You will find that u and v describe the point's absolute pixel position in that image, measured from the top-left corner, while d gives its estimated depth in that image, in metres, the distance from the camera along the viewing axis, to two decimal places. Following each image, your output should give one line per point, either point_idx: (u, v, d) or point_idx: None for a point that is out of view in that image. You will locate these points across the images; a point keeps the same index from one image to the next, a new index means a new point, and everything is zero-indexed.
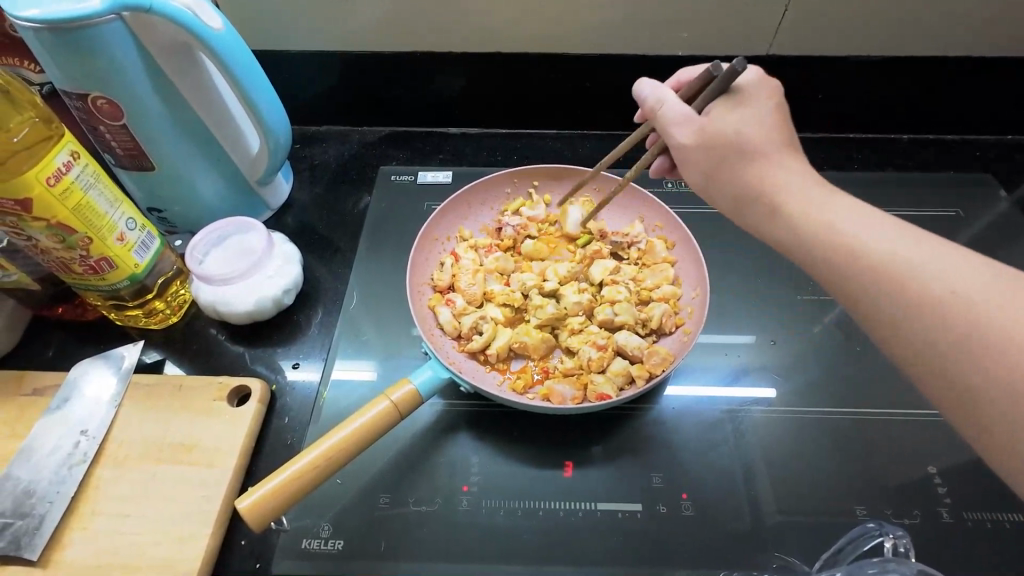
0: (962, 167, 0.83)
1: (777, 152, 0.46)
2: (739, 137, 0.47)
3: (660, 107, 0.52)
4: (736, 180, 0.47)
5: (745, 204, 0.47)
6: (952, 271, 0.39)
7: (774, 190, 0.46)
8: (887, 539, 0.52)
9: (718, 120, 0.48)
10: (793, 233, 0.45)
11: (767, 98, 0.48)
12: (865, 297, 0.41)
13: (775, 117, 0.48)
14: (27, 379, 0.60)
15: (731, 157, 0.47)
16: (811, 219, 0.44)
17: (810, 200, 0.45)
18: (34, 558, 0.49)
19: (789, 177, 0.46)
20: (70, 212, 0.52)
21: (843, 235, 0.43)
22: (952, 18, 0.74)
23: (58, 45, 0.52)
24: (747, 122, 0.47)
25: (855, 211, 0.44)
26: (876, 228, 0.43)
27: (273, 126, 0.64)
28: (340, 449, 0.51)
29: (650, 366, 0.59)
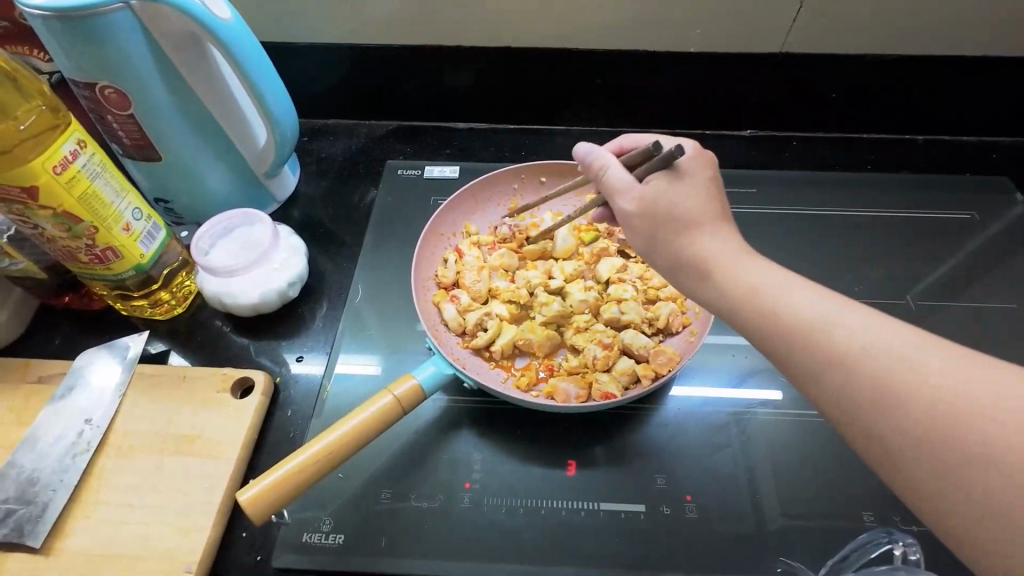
0: (980, 170, 0.82)
1: (709, 223, 0.45)
2: (676, 211, 0.45)
3: (605, 170, 0.48)
4: (671, 252, 0.45)
5: (678, 271, 0.46)
6: (880, 337, 0.36)
7: (705, 257, 0.44)
8: (896, 546, 0.51)
9: (658, 194, 0.45)
10: (725, 296, 0.43)
11: (702, 173, 0.47)
12: (793, 362, 0.39)
13: (710, 194, 0.46)
14: (33, 366, 0.60)
15: (666, 232, 0.45)
16: (740, 285, 0.42)
17: (741, 267, 0.43)
18: (37, 545, 0.50)
19: (720, 245, 0.44)
20: (76, 201, 0.52)
21: (770, 301, 0.40)
22: (969, 17, 0.73)
23: (67, 33, 0.52)
24: (685, 198, 0.45)
25: (785, 276, 0.42)
26: (803, 295, 0.40)
27: (280, 116, 0.63)
28: (342, 443, 0.50)
29: (656, 366, 0.59)
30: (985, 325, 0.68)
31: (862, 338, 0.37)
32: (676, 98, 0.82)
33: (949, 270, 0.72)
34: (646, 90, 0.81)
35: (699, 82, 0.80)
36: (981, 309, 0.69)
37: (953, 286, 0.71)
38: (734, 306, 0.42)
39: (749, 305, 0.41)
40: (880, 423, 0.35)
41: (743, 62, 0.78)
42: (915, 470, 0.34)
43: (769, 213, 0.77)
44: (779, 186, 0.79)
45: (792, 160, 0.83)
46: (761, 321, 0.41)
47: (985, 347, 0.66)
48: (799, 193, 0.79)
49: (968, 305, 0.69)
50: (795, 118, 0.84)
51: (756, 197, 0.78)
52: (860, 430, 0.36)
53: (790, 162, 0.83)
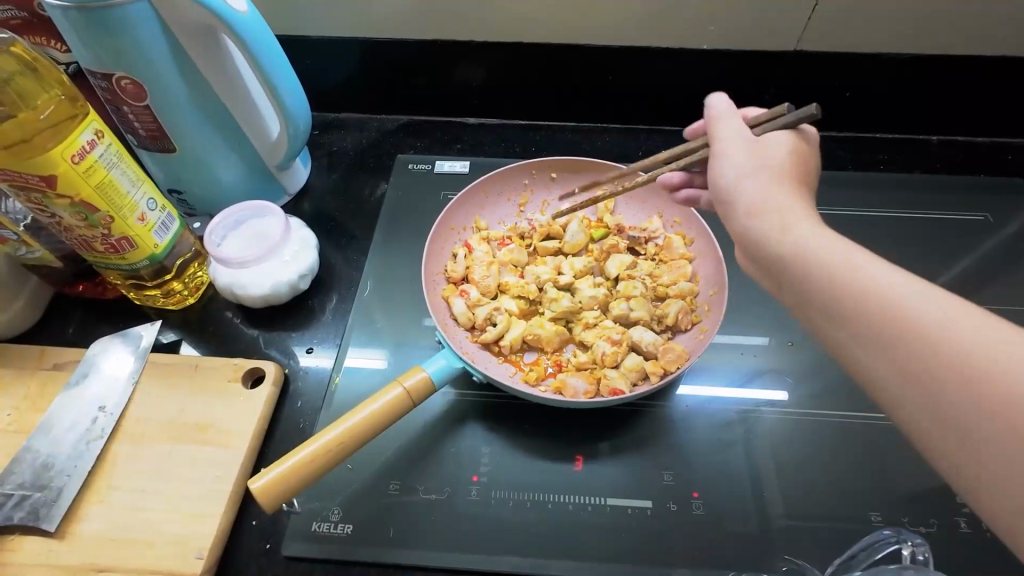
0: (994, 172, 0.81)
1: (799, 184, 0.45)
2: (779, 156, 0.46)
3: (726, 119, 0.50)
4: (760, 190, 0.44)
5: (753, 216, 0.44)
6: (956, 318, 0.34)
7: (781, 212, 0.43)
8: (904, 546, 0.51)
9: (765, 143, 0.47)
10: (791, 261, 0.41)
11: (810, 150, 0.48)
12: (856, 341, 0.37)
13: (810, 167, 0.47)
14: (48, 354, 0.61)
15: (765, 172, 0.45)
16: (810, 250, 0.40)
17: (813, 234, 0.41)
18: (52, 529, 0.50)
19: (796, 207, 0.43)
20: (93, 190, 0.52)
21: (836, 271, 0.39)
22: (989, 16, 0.72)
23: (85, 24, 0.52)
24: (788, 152, 0.46)
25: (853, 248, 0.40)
26: (873, 267, 0.38)
27: (293, 111, 0.63)
28: (352, 434, 0.51)
29: (664, 363, 0.59)
30: None
31: (935, 319, 0.35)
32: (687, 95, 0.82)
33: (961, 272, 0.72)
34: (657, 87, 0.81)
35: (712, 79, 0.79)
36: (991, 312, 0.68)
37: (965, 288, 0.71)
38: (800, 273, 0.40)
39: (816, 274, 0.39)
40: (952, 408, 0.33)
41: (755, 59, 0.77)
42: (988, 459, 0.32)
43: None
44: None
45: None
46: (824, 294, 0.39)
47: None
48: None
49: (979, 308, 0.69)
50: None
51: None
52: (924, 415, 0.35)
53: None
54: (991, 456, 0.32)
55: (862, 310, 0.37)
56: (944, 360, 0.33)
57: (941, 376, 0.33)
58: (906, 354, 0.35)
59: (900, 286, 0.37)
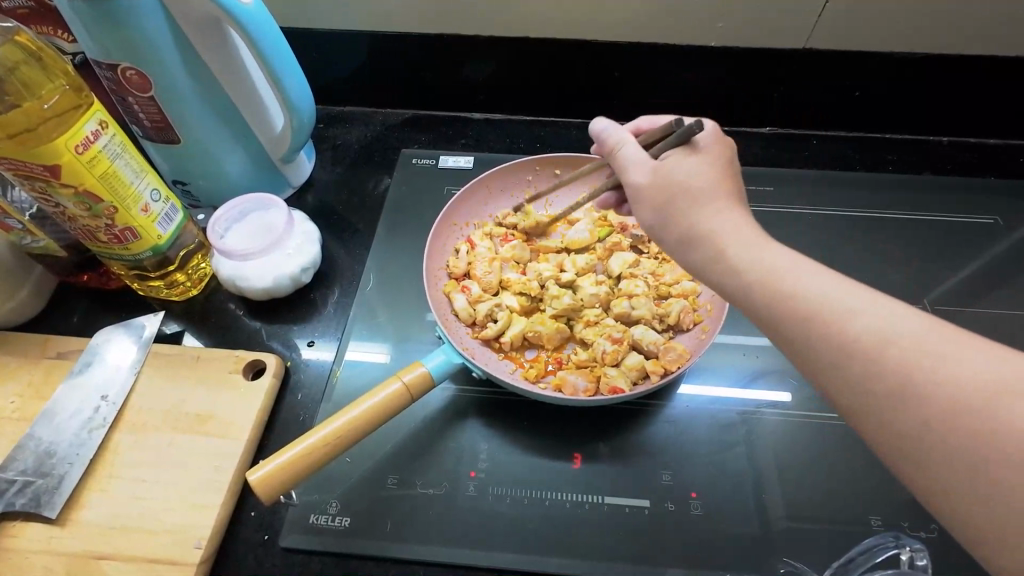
0: (1006, 174, 0.80)
1: (723, 201, 0.45)
2: (691, 184, 0.45)
3: (620, 146, 0.50)
4: (683, 225, 0.45)
5: (687, 245, 0.45)
6: (892, 320, 0.36)
7: (713, 236, 0.43)
8: (903, 551, 0.51)
9: (674, 167, 0.46)
10: (735, 279, 0.42)
11: (721, 150, 0.48)
12: (808, 352, 0.38)
13: (724, 170, 0.47)
14: (52, 343, 0.62)
15: (682, 204, 0.45)
16: (753, 265, 0.41)
17: (754, 248, 0.42)
18: (53, 516, 0.51)
19: (726, 224, 0.44)
20: (97, 180, 0.52)
21: (785, 283, 0.40)
22: (1006, 13, 0.70)
23: (92, 15, 0.52)
24: (698, 171, 0.46)
25: (794, 255, 0.42)
26: (811, 276, 0.40)
27: (298, 103, 0.63)
28: (351, 428, 0.51)
29: (665, 362, 0.59)
30: (1002, 332, 0.67)
31: (873, 322, 0.36)
32: (695, 92, 0.81)
33: (970, 275, 0.71)
34: (665, 84, 0.80)
35: (721, 77, 0.79)
36: (999, 317, 0.68)
37: (972, 291, 0.70)
38: (745, 288, 0.41)
39: (762, 287, 0.40)
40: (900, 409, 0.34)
41: (765, 56, 0.76)
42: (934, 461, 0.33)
43: (786, 212, 0.76)
44: (796, 185, 0.78)
45: (812, 160, 0.82)
46: (782, 308, 0.39)
47: None
48: (817, 193, 0.78)
49: (986, 312, 0.68)
50: (817, 117, 0.83)
51: (773, 196, 0.77)
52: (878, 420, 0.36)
53: (810, 160, 0.82)
54: (945, 463, 0.33)
55: (812, 320, 0.38)
56: (885, 360, 0.35)
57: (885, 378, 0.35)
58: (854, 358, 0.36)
59: (839, 296, 0.38)
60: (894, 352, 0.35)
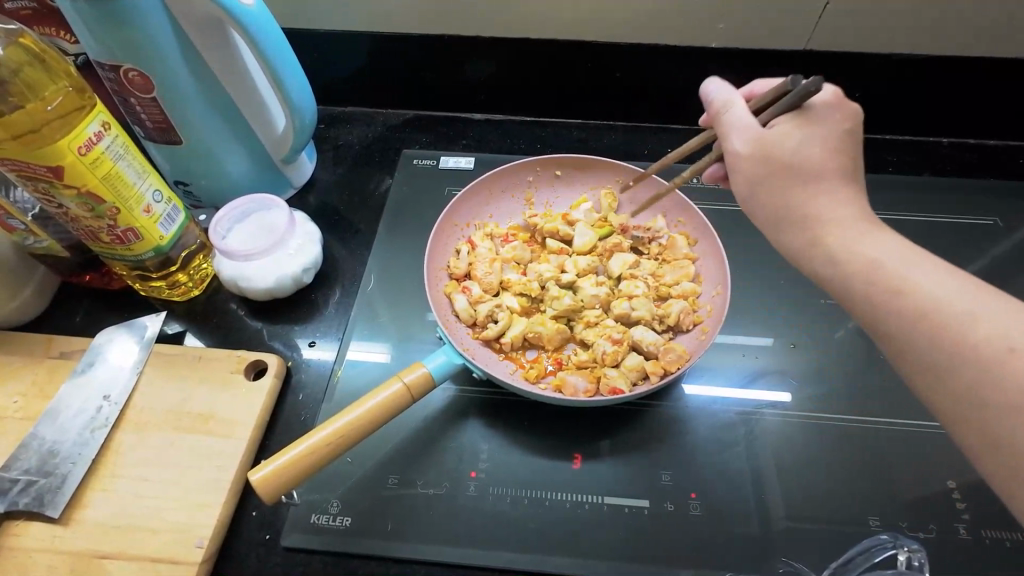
0: (1005, 175, 0.80)
1: (829, 181, 0.44)
2: (800, 155, 0.44)
3: (727, 109, 0.48)
4: (783, 199, 0.44)
5: (783, 224, 0.45)
6: (990, 310, 0.38)
7: (817, 220, 0.43)
8: (900, 551, 0.51)
9: (783, 136, 0.45)
10: (835, 266, 0.43)
11: (840, 119, 0.45)
12: (902, 337, 0.40)
13: (840, 144, 0.45)
14: (54, 343, 0.62)
15: (784, 176, 0.44)
16: (857, 253, 0.42)
17: (860, 236, 0.42)
18: (56, 515, 0.51)
19: (834, 208, 0.43)
20: (99, 181, 0.53)
21: (890, 273, 0.41)
22: (1007, 14, 0.70)
23: (93, 15, 0.53)
24: (810, 141, 0.44)
25: (897, 243, 0.42)
26: (915, 266, 0.41)
27: (300, 104, 0.63)
28: (352, 428, 0.51)
29: (665, 363, 0.59)
30: None
31: (969, 313, 0.38)
32: (695, 93, 0.81)
33: None
34: (665, 85, 0.80)
35: (721, 77, 0.79)
36: None
37: None
38: (845, 276, 0.42)
39: (862, 275, 0.41)
40: (992, 396, 0.36)
41: (764, 57, 0.76)
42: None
43: None
44: None
45: None
46: (885, 299, 0.41)
47: None
48: None
49: None
50: None
51: None
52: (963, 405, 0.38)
53: None
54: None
55: (905, 309, 0.40)
56: (981, 348, 0.37)
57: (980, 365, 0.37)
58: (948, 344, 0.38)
59: (941, 287, 0.40)
60: (989, 340, 0.37)
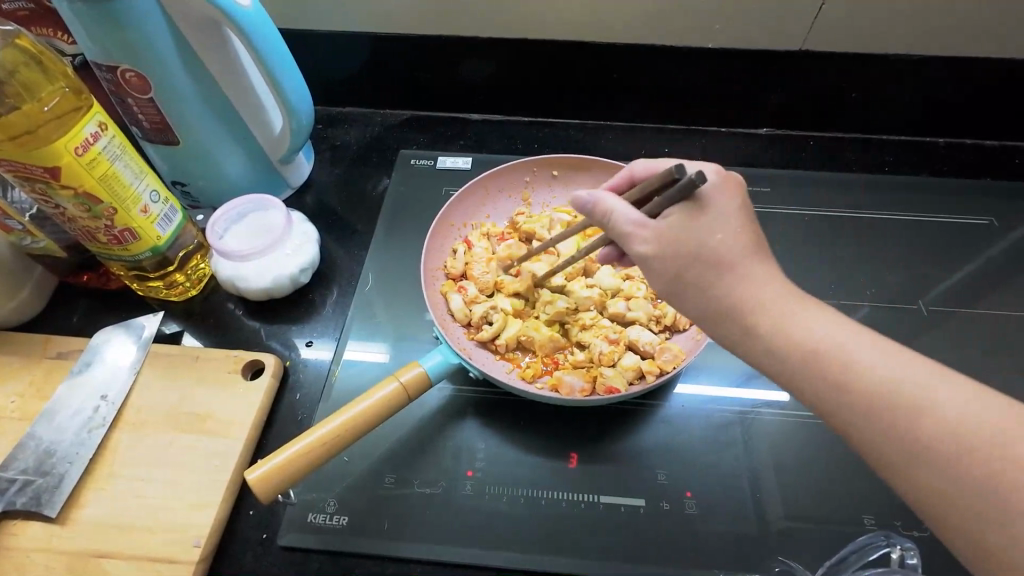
0: (1001, 175, 0.80)
1: (749, 263, 0.43)
2: (708, 251, 0.43)
3: (611, 216, 0.46)
4: (707, 295, 0.44)
5: (715, 316, 0.44)
6: (936, 390, 0.37)
7: (748, 309, 0.43)
8: (894, 550, 0.50)
9: (682, 232, 0.43)
10: (774, 355, 0.42)
11: (729, 197, 0.44)
12: (848, 421, 0.39)
13: (740, 222, 0.44)
14: (52, 342, 0.62)
15: (700, 271, 0.43)
16: (794, 341, 0.41)
17: (796, 321, 0.42)
18: (53, 514, 0.51)
19: (765, 293, 0.43)
20: (96, 182, 0.53)
21: (833, 359, 0.40)
22: (1005, 14, 0.71)
23: (91, 16, 0.53)
24: (714, 230, 0.43)
25: (836, 325, 0.41)
26: (857, 348, 0.40)
27: (296, 103, 0.63)
28: (348, 429, 0.51)
29: (661, 363, 0.59)
30: (997, 334, 0.67)
31: (919, 396, 0.37)
32: (693, 93, 0.81)
33: (966, 277, 0.71)
34: (663, 85, 0.81)
35: (718, 77, 0.79)
36: (995, 318, 0.68)
37: (969, 292, 0.70)
38: (787, 365, 0.41)
39: (804, 364, 0.41)
40: (943, 484, 0.36)
41: (762, 57, 0.76)
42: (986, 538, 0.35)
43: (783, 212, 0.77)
44: (793, 186, 0.79)
45: (809, 160, 0.82)
46: (831, 383, 0.40)
47: (999, 353, 0.66)
48: (814, 194, 0.79)
49: (982, 313, 0.68)
50: (814, 117, 0.83)
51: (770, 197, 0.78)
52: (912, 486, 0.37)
53: (807, 161, 0.82)
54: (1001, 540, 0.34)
55: (852, 396, 0.39)
56: (922, 432, 0.37)
57: (920, 449, 0.37)
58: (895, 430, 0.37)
59: (886, 366, 0.39)
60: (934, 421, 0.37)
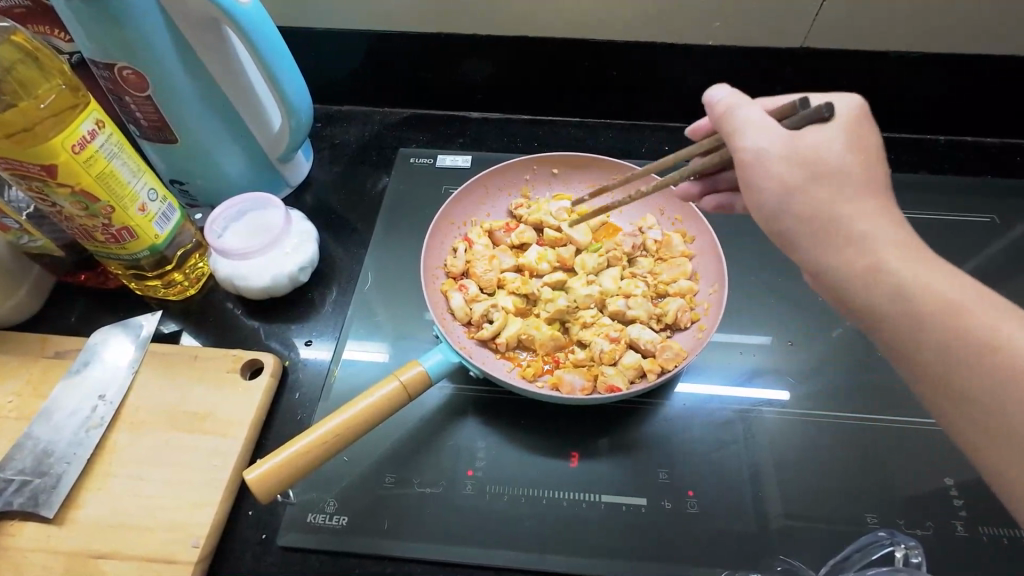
0: (1001, 173, 0.80)
1: (864, 190, 0.41)
2: (834, 159, 0.42)
3: (734, 110, 0.45)
4: (825, 210, 0.41)
5: (818, 235, 0.42)
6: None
7: (856, 230, 0.40)
8: (897, 548, 0.49)
9: (810, 139, 0.42)
10: (879, 283, 0.40)
11: (867, 130, 0.44)
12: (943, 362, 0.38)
13: (873, 156, 0.43)
14: (50, 342, 0.62)
15: (825, 184, 0.41)
16: (924, 287, 0.39)
17: (905, 254, 0.40)
18: (51, 515, 0.51)
19: (876, 218, 0.41)
20: (93, 180, 0.52)
21: (963, 317, 0.38)
22: (1005, 14, 0.71)
23: (87, 14, 0.52)
24: (842, 145, 0.42)
25: (972, 290, 0.39)
26: (961, 291, 0.39)
27: (295, 105, 0.63)
28: (347, 428, 0.51)
29: (662, 361, 0.59)
30: None
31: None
32: (694, 92, 0.81)
33: (966, 274, 0.71)
34: (663, 83, 0.80)
35: (719, 76, 0.79)
36: None
37: None
38: (900, 306, 0.39)
39: (934, 316, 0.38)
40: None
41: (764, 55, 0.76)
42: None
43: None
44: None
45: None
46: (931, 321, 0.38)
47: None
48: None
49: None
50: None
51: None
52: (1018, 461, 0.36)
53: None
54: None
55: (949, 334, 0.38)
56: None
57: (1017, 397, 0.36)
58: (1016, 403, 0.35)
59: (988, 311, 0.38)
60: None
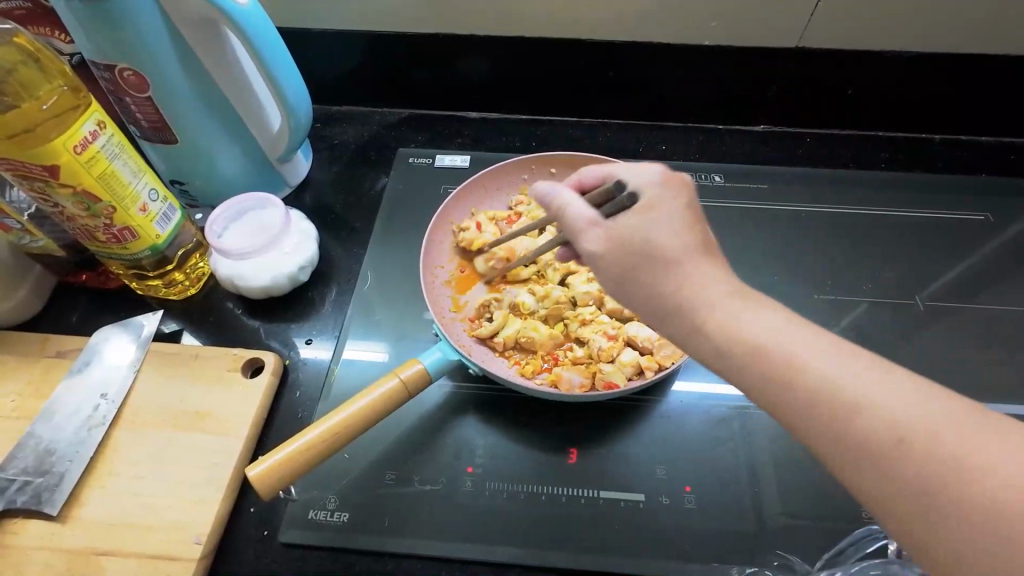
0: (996, 172, 0.81)
1: (694, 259, 0.41)
2: (653, 244, 0.41)
3: (566, 210, 0.45)
4: (653, 290, 0.41)
5: (662, 314, 0.41)
6: (886, 389, 0.33)
7: (692, 306, 0.40)
8: (889, 540, 0.52)
9: (625, 228, 0.42)
10: (720, 353, 0.39)
11: (676, 194, 0.43)
12: (796, 424, 0.35)
13: (688, 219, 0.42)
14: (51, 341, 0.62)
15: (647, 269, 0.41)
16: (740, 339, 0.37)
17: (741, 317, 0.38)
18: (54, 513, 0.51)
19: (710, 288, 0.40)
20: (95, 180, 0.53)
21: (782, 358, 0.36)
22: (999, 14, 0.71)
23: (90, 16, 0.53)
24: (654, 222, 0.42)
25: (801, 328, 0.37)
26: (800, 345, 0.36)
27: (295, 103, 0.63)
28: (348, 425, 0.51)
29: (660, 358, 0.59)
30: (995, 328, 0.68)
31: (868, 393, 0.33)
32: (690, 92, 0.82)
33: (960, 273, 0.72)
34: (661, 83, 0.81)
35: (716, 75, 0.79)
36: (990, 313, 0.68)
37: (964, 288, 0.71)
38: (737, 370, 0.38)
39: (766, 376, 0.36)
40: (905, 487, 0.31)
41: (760, 55, 0.77)
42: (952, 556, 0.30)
43: (780, 209, 0.77)
44: (789, 183, 0.79)
45: (805, 157, 0.82)
46: (768, 379, 0.36)
47: (992, 352, 0.66)
48: (810, 190, 0.79)
49: (976, 308, 0.69)
50: (809, 116, 0.84)
51: (767, 194, 0.78)
52: (882, 499, 0.32)
53: (803, 159, 0.82)
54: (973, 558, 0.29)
55: (786, 397, 0.36)
56: (862, 432, 0.33)
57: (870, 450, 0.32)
58: (846, 440, 0.33)
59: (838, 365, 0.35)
60: (913, 431, 0.32)
